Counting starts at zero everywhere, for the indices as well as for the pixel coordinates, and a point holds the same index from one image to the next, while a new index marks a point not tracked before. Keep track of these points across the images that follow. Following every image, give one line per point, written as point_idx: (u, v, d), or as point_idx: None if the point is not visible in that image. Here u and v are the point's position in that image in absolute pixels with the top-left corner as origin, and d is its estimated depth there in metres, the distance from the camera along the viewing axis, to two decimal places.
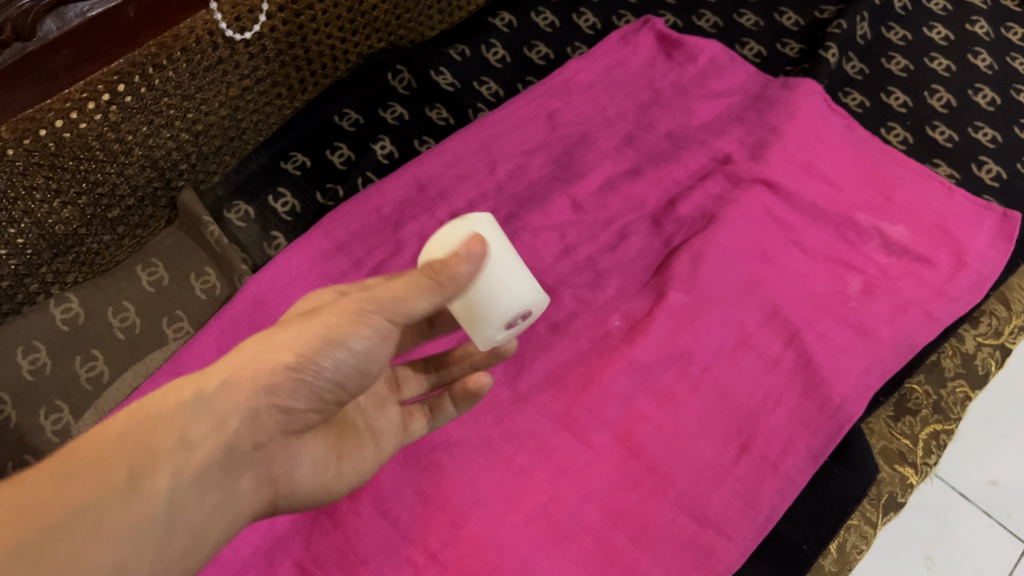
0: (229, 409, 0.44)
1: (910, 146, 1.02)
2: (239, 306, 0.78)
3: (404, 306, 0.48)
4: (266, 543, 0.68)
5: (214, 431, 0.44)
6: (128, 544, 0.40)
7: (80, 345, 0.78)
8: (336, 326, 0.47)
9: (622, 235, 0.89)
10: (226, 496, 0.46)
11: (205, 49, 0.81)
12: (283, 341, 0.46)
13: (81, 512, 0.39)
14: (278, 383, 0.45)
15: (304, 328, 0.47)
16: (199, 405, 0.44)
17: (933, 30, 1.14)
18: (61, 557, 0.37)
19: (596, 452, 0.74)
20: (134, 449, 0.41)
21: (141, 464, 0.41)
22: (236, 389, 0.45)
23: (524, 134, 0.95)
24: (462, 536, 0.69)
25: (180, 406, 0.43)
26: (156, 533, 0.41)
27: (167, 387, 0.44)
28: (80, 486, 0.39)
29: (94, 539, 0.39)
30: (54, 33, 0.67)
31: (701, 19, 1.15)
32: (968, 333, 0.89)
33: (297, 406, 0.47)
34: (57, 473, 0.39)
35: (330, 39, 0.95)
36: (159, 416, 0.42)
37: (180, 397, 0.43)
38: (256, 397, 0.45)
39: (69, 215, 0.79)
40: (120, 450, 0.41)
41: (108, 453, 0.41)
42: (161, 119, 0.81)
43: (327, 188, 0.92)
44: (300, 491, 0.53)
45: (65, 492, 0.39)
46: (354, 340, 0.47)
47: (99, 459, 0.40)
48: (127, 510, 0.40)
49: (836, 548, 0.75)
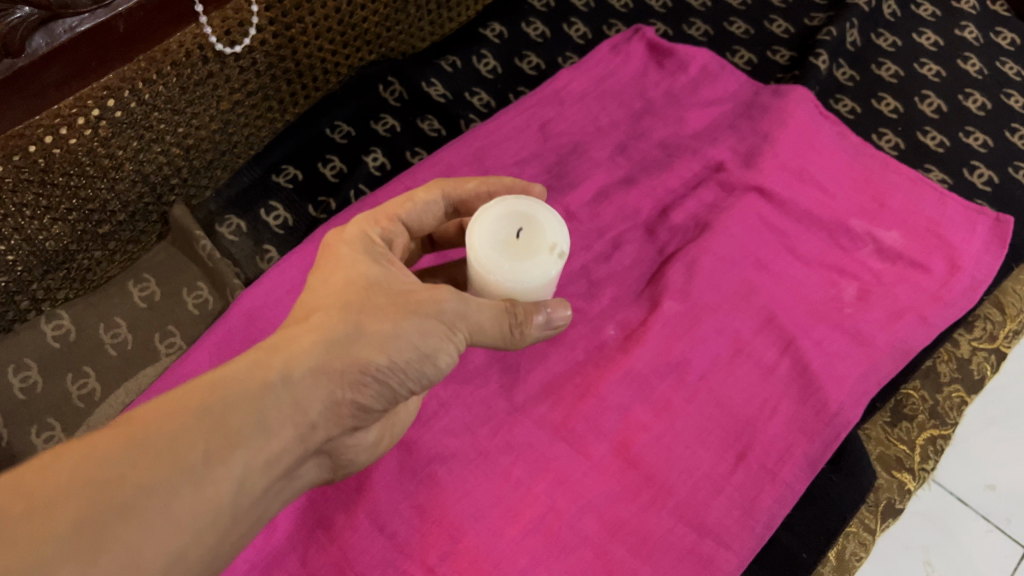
0: (311, 399, 0.45)
1: (902, 151, 1.02)
2: (231, 322, 0.77)
3: (482, 328, 0.54)
4: (261, 560, 0.67)
5: (291, 419, 0.44)
6: (194, 529, 0.39)
7: (71, 363, 0.78)
8: (424, 331, 0.50)
9: (616, 244, 0.89)
10: (282, 485, 0.46)
11: (195, 64, 0.80)
12: (374, 336, 0.49)
13: (150, 490, 0.37)
14: (361, 380, 0.48)
15: (397, 326, 0.49)
16: (282, 390, 0.44)
17: (923, 36, 1.15)
18: (123, 537, 0.36)
19: (593, 463, 0.74)
20: (216, 428, 0.41)
21: (220, 445, 0.41)
22: (321, 378, 0.46)
23: (516, 145, 0.95)
24: (459, 550, 0.68)
25: (263, 391, 0.43)
26: (220, 522, 0.41)
27: (250, 364, 0.44)
28: (157, 460, 0.38)
29: (165, 520, 0.38)
30: (43, 48, 0.67)
31: (691, 27, 1.15)
32: (962, 338, 0.89)
33: (370, 403, 0.50)
34: (136, 441, 0.38)
35: (320, 52, 0.95)
36: (243, 398, 0.42)
37: (267, 378, 0.44)
38: (337, 389, 0.47)
39: (60, 231, 0.78)
40: (205, 426, 0.40)
41: (188, 429, 0.40)
42: (152, 134, 0.81)
43: (319, 201, 0.92)
44: (350, 463, 0.58)
45: (140, 465, 0.38)
46: (440, 358, 0.51)
47: (178, 434, 0.39)
48: (197, 492, 0.39)
49: (835, 556, 0.75)
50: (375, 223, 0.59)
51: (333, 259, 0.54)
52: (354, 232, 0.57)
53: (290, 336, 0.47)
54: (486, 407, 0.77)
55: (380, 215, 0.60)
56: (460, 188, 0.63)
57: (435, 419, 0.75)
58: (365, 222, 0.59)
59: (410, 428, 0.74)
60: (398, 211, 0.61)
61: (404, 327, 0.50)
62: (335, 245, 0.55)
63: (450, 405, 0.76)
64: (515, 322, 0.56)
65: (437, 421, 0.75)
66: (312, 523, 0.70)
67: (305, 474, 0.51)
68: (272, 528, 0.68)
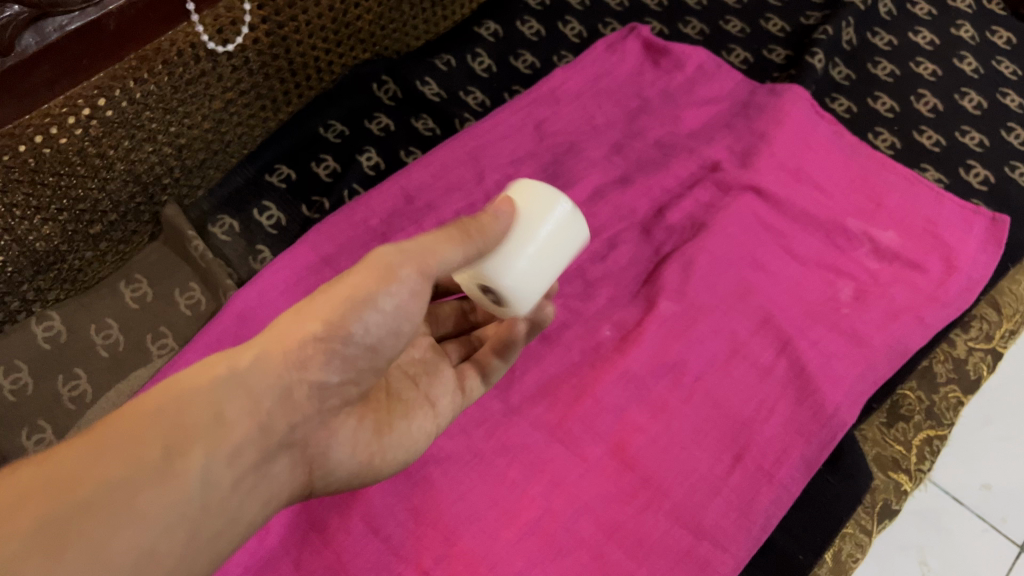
0: (261, 383, 0.45)
1: (898, 151, 1.02)
2: (223, 322, 0.76)
3: (438, 257, 0.50)
4: (255, 563, 0.67)
5: (246, 409, 0.45)
6: (162, 526, 0.40)
7: (63, 363, 0.77)
8: (362, 286, 0.48)
9: (612, 244, 0.88)
10: (257, 480, 0.46)
11: (188, 63, 0.80)
12: (318, 306, 0.48)
13: (112, 488, 0.38)
14: (308, 352, 0.47)
15: (332, 293, 0.48)
16: (232, 381, 0.45)
17: (918, 35, 1.14)
18: (89, 538, 0.37)
19: (590, 465, 0.73)
20: (170, 423, 0.41)
21: (176, 440, 0.41)
22: (268, 364, 0.46)
23: (511, 144, 0.94)
24: (454, 553, 0.68)
25: (214, 383, 0.44)
26: (189, 519, 0.41)
27: (197, 366, 0.45)
28: (110, 459, 0.39)
29: (128, 515, 0.38)
30: (34, 47, 0.66)
31: (686, 26, 1.15)
32: (958, 337, 0.89)
33: (329, 378, 0.48)
34: (92, 443, 0.39)
35: (313, 51, 0.94)
36: (196, 393, 0.43)
37: (217, 372, 0.44)
38: (287, 370, 0.46)
39: (50, 231, 0.78)
40: (156, 423, 0.41)
41: (139, 428, 0.40)
42: (144, 133, 0.80)
43: (313, 201, 0.91)
44: (330, 475, 0.53)
45: (96, 465, 0.38)
46: (382, 300, 0.48)
47: (132, 431, 0.40)
48: (163, 486, 0.40)
49: (832, 557, 0.74)
50: None
51: None
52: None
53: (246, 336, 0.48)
54: (481, 407, 0.76)
55: None
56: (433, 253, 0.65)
57: None
58: None
59: None
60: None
61: (340, 285, 0.48)
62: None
63: None
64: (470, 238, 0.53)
65: None
66: (307, 527, 0.69)
67: (283, 478, 0.48)
68: (267, 530, 0.68)
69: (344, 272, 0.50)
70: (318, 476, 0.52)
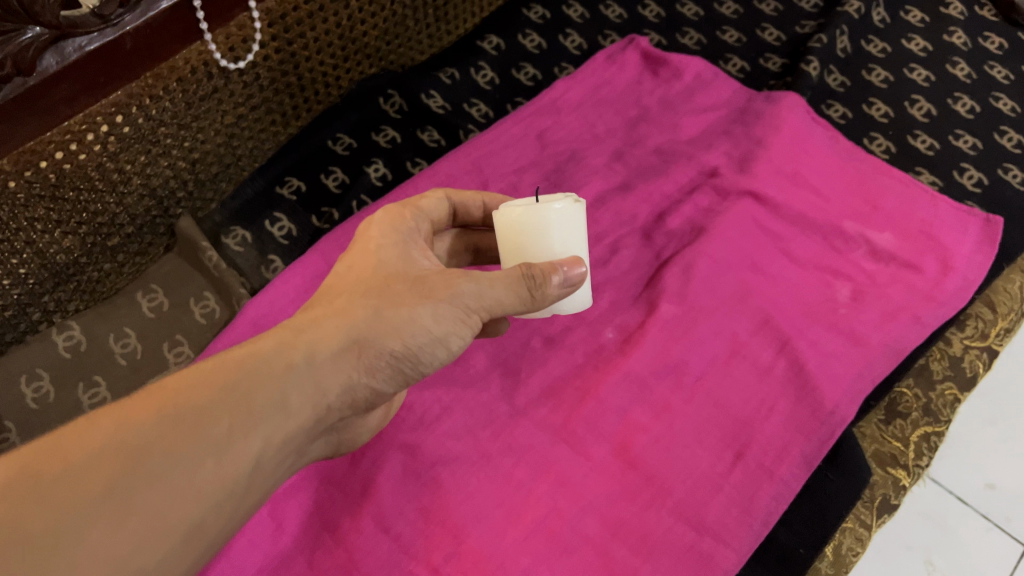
0: (328, 378, 0.49)
1: (893, 155, 1.04)
2: (238, 330, 0.79)
3: (501, 309, 0.55)
4: (271, 561, 0.70)
5: (309, 399, 0.48)
6: (212, 499, 0.42)
7: (83, 372, 0.79)
8: (443, 319, 0.54)
9: (614, 249, 0.90)
10: (298, 455, 0.50)
11: (201, 80, 0.82)
12: (393, 323, 0.52)
13: (176, 459, 0.41)
14: (377, 363, 0.52)
15: (414, 313, 0.53)
16: (303, 369, 0.48)
17: (911, 42, 1.17)
18: (147, 501, 0.40)
19: (594, 464, 0.75)
20: (240, 403, 0.44)
21: (242, 421, 0.44)
22: (340, 360, 0.50)
23: (515, 154, 0.97)
24: (464, 550, 0.70)
25: (288, 370, 0.47)
26: (235, 494, 0.44)
27: (279, 342, 0.48)
28: (185, 431, 0.42)
29: (185, 487, 0.41)
30: (54, 67, 0.69)
31: (684, 36, 1.18)
32: (954, 336, 0.91)
33: (383, 386, 0.54)
34: (167, 411, 0.42)
35: (321, 66, 0.97)
36: (268, 375, 0.46)
37: (292, 358, 0.48)
38: (354, 371, 0.51)
39: (70, 244, 0.80)
40: (228, 403, 0.44)
41: (213, 404, 0.43)
42: (159, 148, 0.83)
43: (322, 212, 0.94)
44: (355, 441, 0.64)
45: (166, 436, 0.41)
46: (453, 343, 0.55)
47: (206, 408, 0.43)
48: (221, 462, 0.43)
49: (832, 552, 0.76)
50: (404, 208, 0.63)
51: (365, 241, 0.59)
52: (385, 217, 0.61)
53: (315, 320, 0.51)
54: (488, 410, 0.79)
55: (408, 204, 0.64)
56: (463, 193, 0.69)
57: (439, 422, 0.77)
58: (397, 209, 0.62)
59: (414, 433, 0.76)
60: (421, 203, 0.65)
61: (425, 311, 0.53)
62: (370, 228, 0.60)
63: (452, 409, 0.78)
64: (531, 286, 0.56)
65: (441, 425, 0.77)
66: (320, 527, 0.72)
67: (317, 448, 0.56)
68: (280, 530, 0.71)
69: (425, 283, 0.54)
70: (343, 442, 0.62)
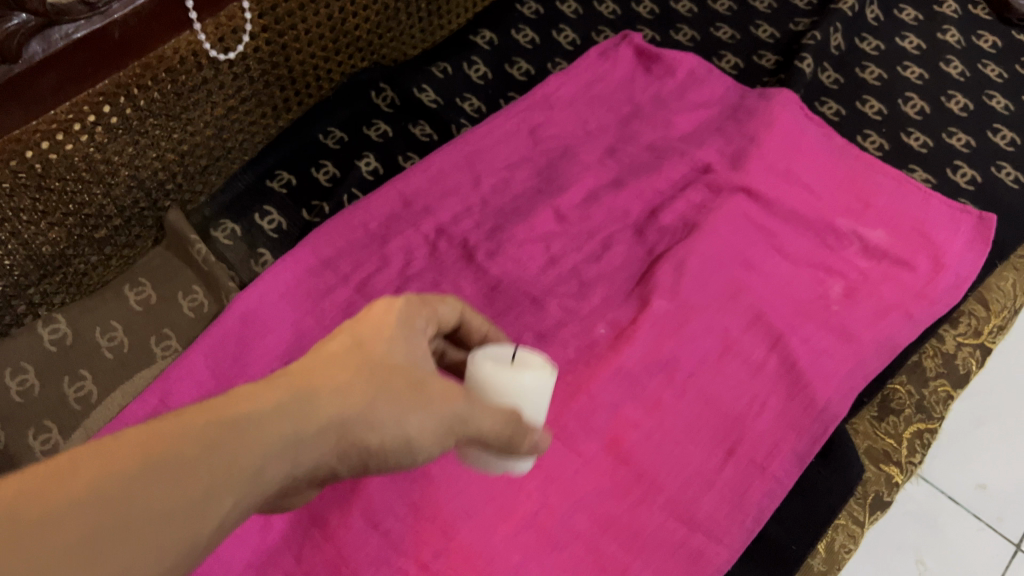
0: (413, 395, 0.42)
1: (886, 152, 1.04)
2: (227, 324, 0.78)
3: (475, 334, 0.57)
4: (258, 557, 0.69)
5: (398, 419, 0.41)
6: (260, 504, 0.36)
7: (68, 365, 0.78)
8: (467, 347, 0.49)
9: (606, 245, 0.90)
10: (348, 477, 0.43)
11: (190, 70, 0.82)
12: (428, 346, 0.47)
13: (243, 472, 0.34)
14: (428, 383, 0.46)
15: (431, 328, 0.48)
16: (380, 382, 0.41)
17: (905, 40, 1.17)
18: (214, 511, 0.33)
19: (585, 460, 0.74)
20: (306, 410, 0.38)
21: (308, 429, 0.37)
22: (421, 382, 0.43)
23: (507, 150, 0.96)
24: (454, 546, 0.69)
25: (361, 383, 0.40)
26: (286, 499, 0.37)
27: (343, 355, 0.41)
28: (250, 440, 0.35)
29: (246, 496, 0.34)
30: (40, 55, 0.68)
31: (678, 33, 1.17)
32: (947, 333, 0.90)
33: None
34: (228, 418, 0.35)
35: (313, 59, 0.96)
36: (330, 386, 0.39)
37: (360, 369, 0.41)
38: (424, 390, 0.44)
39: (56, 236, 0.79)
40: (295, 409, 0.37)
41: (279, 409, 0.37)
42: (147, 139, 0.82)
43: (313, 206, 0.93)
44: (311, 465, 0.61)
45: (239, 444, 0.34)
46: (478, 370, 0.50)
47: (269, 413, 0.36)
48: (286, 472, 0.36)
49: (825, 548, 0.76)
50: None
51: None
52: None
53: (327, 354, 0.42)
54: None
55: None
56: None
57: None
58: None
59: None
60: None
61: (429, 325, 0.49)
62: None
63: None
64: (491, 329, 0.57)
65: None
66: (308, 521, 0.70)
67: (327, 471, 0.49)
68: (268, 528, 0.69)
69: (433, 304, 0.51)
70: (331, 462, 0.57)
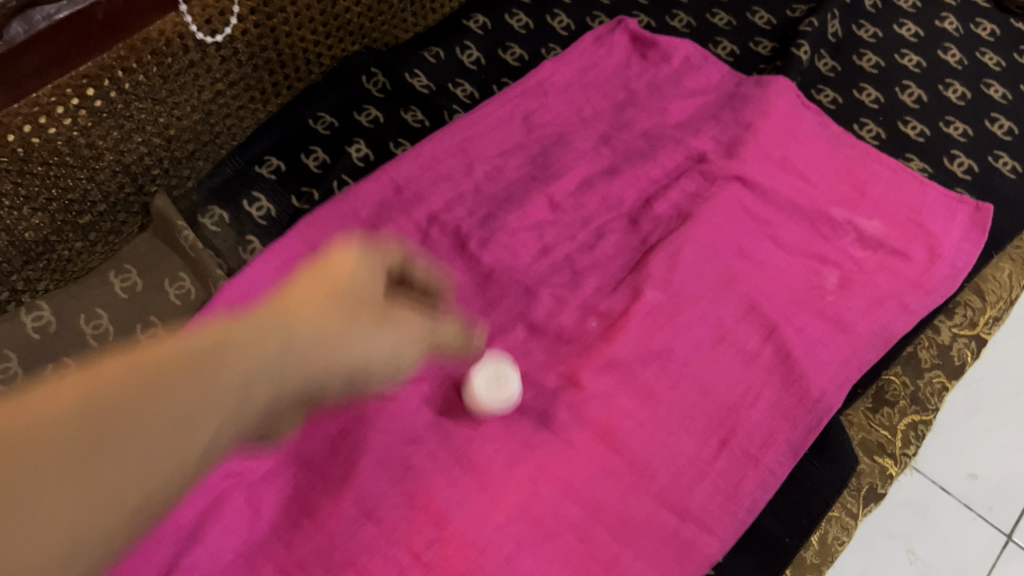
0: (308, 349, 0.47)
1: (883, 141, 1.03)
2: (214, 311, 0.77)
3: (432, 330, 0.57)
4: (246, 548, 0.68)
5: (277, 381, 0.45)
6: (165, 477, 0.39)
7: (52, 354, 0.77)
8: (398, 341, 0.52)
9: (600, 234, 0.89)
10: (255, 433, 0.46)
11: (176, 53, 0.80)
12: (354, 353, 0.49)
13: (123, 433, 0.38)
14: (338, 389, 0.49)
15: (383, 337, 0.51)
16: (277, 353, 0.45)
17: (903, 27, 1.16)
18: (112, 470, 0.37)
19: (577, 450, 0.73)
20: (209, 359, 0.42)
21: (211, 396, 0.41)
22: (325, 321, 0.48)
23: (500, 136, 0.95)
24: (445, 536, 0.67)
25: (264, 347, 0.44)
26: (188, 471, 0.41)
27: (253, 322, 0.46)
28: (151, 413, 0.39)
29: (153, 458, 0.39)
30: (22, 36, 0.66)
31: (674, 19, 1.16)
32: (943, 324, 0.90)
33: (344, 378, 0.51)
34: (143, 373, 0.40)
35: (302, 42, 0.95)
36: (230, 346, 0.43)
37: (270, 337, 0.45)
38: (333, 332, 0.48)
39: (39, 222, 0.78)
40: (189, 377, 0.41)
41: (179, 371, 0.41)
42: (132, 123, 0.81)
43: (303, 192, 0.91)
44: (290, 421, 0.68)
45: (125, 397, 0.39)
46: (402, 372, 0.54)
47: (188, 381, 0.41)
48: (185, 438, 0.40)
49: (818, 540, 0.75)
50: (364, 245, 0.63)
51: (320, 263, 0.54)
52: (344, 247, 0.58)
53: (270, 313, 0.47)
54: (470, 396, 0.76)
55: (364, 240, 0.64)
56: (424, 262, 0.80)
57: (418, 414, 0.74)
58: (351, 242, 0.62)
59: (391, 419, 0.72)
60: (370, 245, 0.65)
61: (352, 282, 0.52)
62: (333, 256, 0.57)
63: (434, 395, 0.76)
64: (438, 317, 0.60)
65: (421, 417, 0.74)
66: (298, 512, 0.70)
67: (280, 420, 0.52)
68: (258, 517, 0.69)
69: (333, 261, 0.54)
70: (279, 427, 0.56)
